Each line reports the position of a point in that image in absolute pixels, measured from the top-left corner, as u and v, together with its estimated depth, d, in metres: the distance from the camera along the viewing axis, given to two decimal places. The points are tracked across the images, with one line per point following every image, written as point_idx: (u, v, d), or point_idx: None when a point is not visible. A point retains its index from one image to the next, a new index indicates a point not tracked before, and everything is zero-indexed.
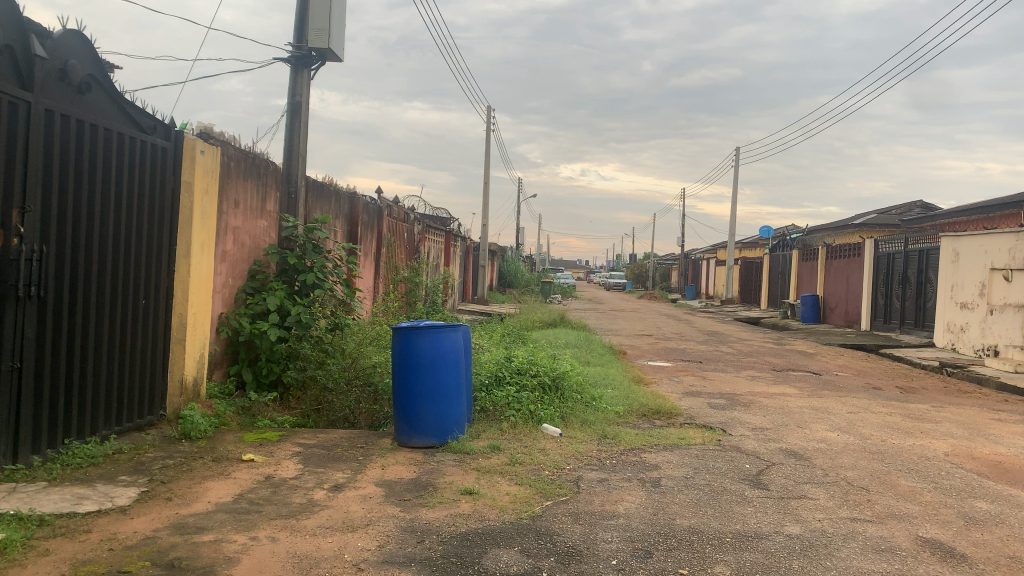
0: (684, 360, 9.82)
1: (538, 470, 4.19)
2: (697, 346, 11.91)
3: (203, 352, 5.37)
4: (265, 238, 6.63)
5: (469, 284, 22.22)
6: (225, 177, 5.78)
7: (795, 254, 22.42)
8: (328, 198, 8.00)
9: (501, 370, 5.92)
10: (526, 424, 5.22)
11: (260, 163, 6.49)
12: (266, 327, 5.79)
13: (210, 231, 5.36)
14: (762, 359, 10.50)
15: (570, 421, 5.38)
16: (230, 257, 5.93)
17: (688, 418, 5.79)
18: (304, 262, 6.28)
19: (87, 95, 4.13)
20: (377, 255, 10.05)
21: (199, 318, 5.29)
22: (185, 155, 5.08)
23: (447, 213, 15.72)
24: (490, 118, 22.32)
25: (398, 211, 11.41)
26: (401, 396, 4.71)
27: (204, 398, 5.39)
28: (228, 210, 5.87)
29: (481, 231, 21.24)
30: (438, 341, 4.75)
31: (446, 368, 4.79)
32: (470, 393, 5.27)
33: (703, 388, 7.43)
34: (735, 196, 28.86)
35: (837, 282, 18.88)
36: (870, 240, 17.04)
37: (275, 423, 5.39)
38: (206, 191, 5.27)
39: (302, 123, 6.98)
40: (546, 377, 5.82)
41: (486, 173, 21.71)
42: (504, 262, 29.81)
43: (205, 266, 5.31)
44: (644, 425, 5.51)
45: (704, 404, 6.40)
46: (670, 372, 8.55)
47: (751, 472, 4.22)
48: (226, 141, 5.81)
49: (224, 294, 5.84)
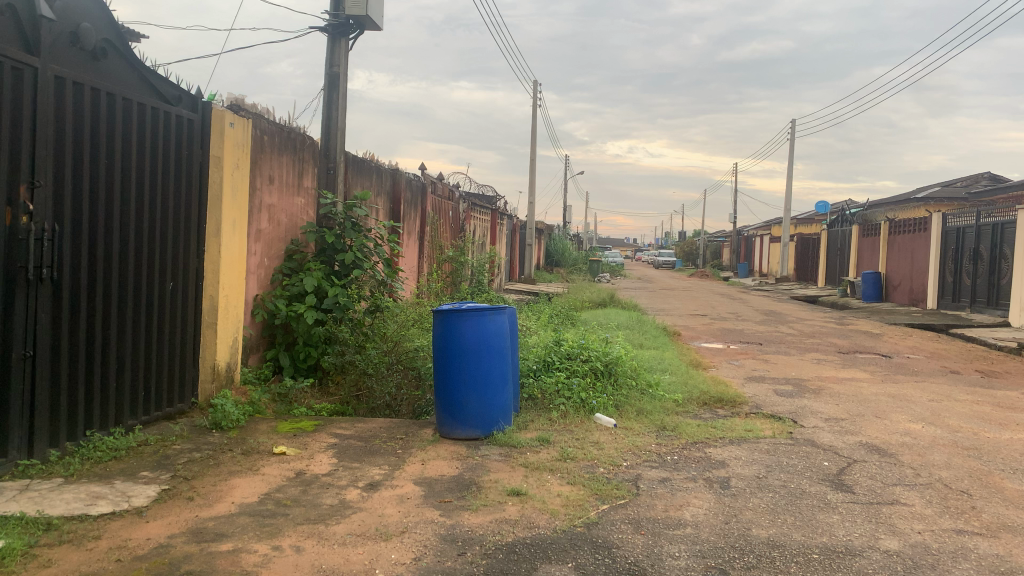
0: (743, 342, 9.32)
1: (592, 467, 3.81)
2: (755, 327, 11.35)
3: (237, 336, 5.10)
4: (303, 215, 6.33)
5: (517, 263, 21.85)
6: (258, 151, 5.47)
7: (855, 230, 21.49)
8: (369, 174, 7.68)
9: (550, 355, 5.56)
10: (577, 413, 4.85)
11: (296, 137, 6.17)
12: (303, 310, 5.49)
13: (241, 209, 5.06)
14: (826, 340, 9.91)
15: (625, 410, 4.99)
16: (265, 236, 5.64)
17: (754, 407, 5.34)
18: (343, 242, 5.95)
19: (104, 62, 3.85)
20: (420, 234, 9.73)
21: (232, 301, 5.01)
22: (214, 127, 4.78)
23: (492, 191, 15.33)
24: (535, 92, 21.78)
25: (442, 188, 11.07)
26: (443, 383, 4.39)
27: (238, 385, 5.13)
28: (262, 186, 5.57)
29: (527, 208, 20.80)
30: (484, 324, 4.39)
31: (491, 354, 4.42)
32: (518, 381, 4.91)
33: (767, 372, 6.94)
34: (790, 171, 27.87)
35: (900, 258, 17.99)
36: (937, 214, 16.14)
37: (312, 412, 5.10)
38: (236, 167, 4.96)
39: (339, 95, 6.65)
40: (599, 362, 5.42)
41: (532, 149, 21.22)
42: (552, 241, 29.35)
43: (237, 246, 5.03)
44: (707, 415, 5.08)
45: (770, 391, 5.93)
46: (730, 355, 8.06)
47: (832, 471, 3.77)
48: (259, 113, 5.50)
49: (259, 275, 5.55)
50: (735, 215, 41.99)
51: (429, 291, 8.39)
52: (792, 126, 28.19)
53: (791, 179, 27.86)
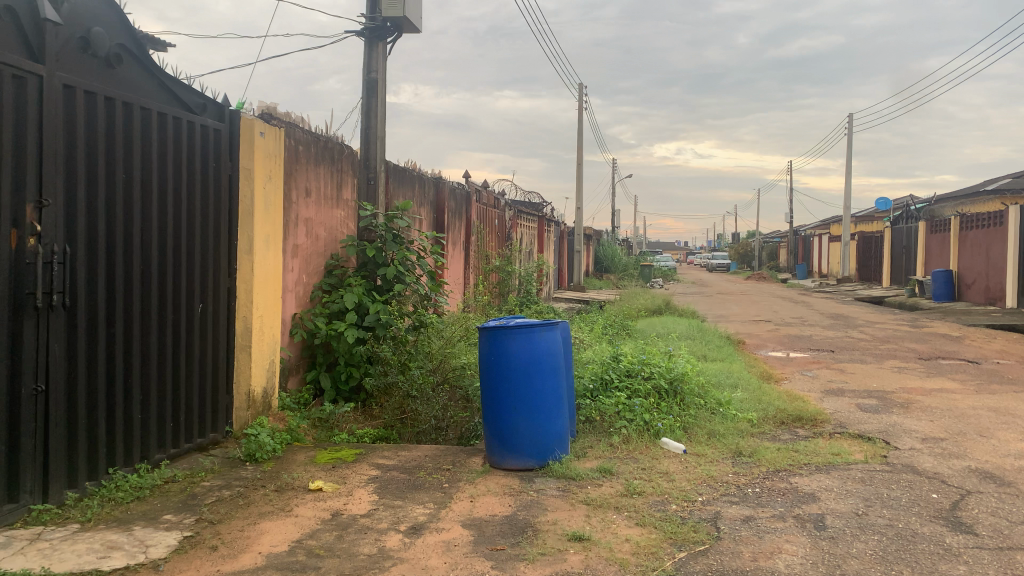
0: (812, 350, 8.72)
1: (663, 504, 3.38)
2: (823, 332, 10.70)
3: (273, 358, 4.79)
4: (343, 229, 6.01)
5: (566, 271, 21.37)
6: (292, 162, 5.17)
7: (922, 226, 20.49)
8: (412, 184, 7.35)
9: (608, 373, 5.11)
10: (641, 437, 4.43)
11: (334, 146, 5.87)
12: (343, 329, 5.15)
13: (275, 223, 4.76)
14: (903, 346, 9.24)
15: (694, 433, 4.56)
16: (303, 251, 5.34)
17: (837, 426, 4.82)
18: (384, 255, 5.61)
19: (119, 69, 3.57)
20: (466, 245, 9.39)
21: (267, 321, 4.71)
22: (243, 137, 4.48)
23: (539, 198, 14.92)
24: (580, 95, 21.30)
25: (487, 196, 10.71)
26: (492, 408, 4.02)
27: (276, 411, 4.81)
28: (298, 199, 5.26)
29: (576, 214, 20.34)
30: (534, 342, 3.99)
31: (545, 375, 4.01)
32: (574, 402, 4.49)
33: (845, 384, 6.38)
34: (849, 167, 26.87)
35: (973, 255, 17.02)
36: (1013, 206, 15.19)
37: (354, 438, 4.74)
38: (268, 178, 4.66)
39: (378, 101, 6.36)
40: (663, 381, 4.96)
41: (579, 154, 20.74)
42: (601, 248, 28.80)
43: (271, 262, 4.72)
44: (786, 437, 4.59)
45: (852, 406, 5.39)
46: (801, 365, 7.50)
47: (944, 507, 3.26)
48: (293, 121, 5.21)
49: (297, 292, 5.25)
50: (790, 215, 40.87)
51: (477, 303, 8.02)
52: (849, 119, 27.15)
53: (850, 175, 26.82)
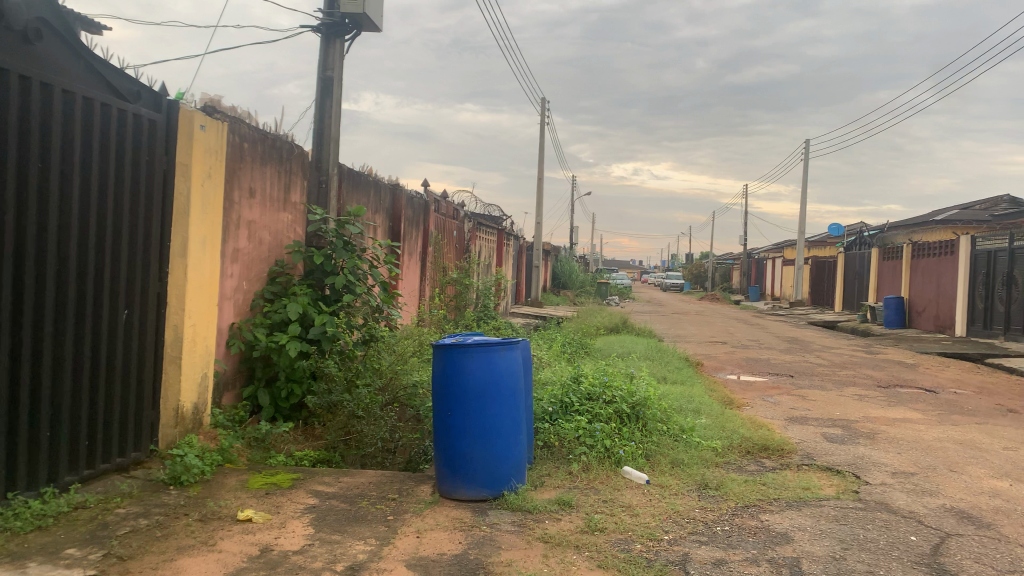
0: (772, 374, 8.58)
1: (627, 544, 3.10)
2: (780, 356, 10.61)
3: (207, 370, 4.42)
4: (290, 234, 5.66)
5: (523, 286, 21.14)
6: (236, 160, 4.82)
7: (874, 253, 20.77)
8: (366, 189, 7.03)
9: (568, 395, 4.84)
10: (602, 465, 4.16)
11: (284, 145, 5.53)
12: (285, 341, 4.79)
13: (213, 225, 4.41)
14: (861, 372, 9.17)
15: (657, 461, 4.31)
16: (244, 256, 4.98)
17: (805, 457, 4.61)
18: (333, 263, 5.27)
19: (37, 47, 3.21)
20: (422, 256, 9.08)
21: (200, 331, 4.34)
22: (181, 130, 4.13)
23: (499, 211, 14.66)
24: (543, 109, 21.15)
25: (446, 207, 10.41)
26: (444, 432, 3.73)
27: (207, 429, 4.43)
28: (241, 200, 4.91)
29: (535, 229, 20.14)
30: (492, 363, 3.71)
31: (501, 398, 3.73)
32: (531, 427, 4.21)
33: (808, 412, 6.20)
34: (804, 193, 27.24)
35: (924, 282, 17.25)
36: (964, 237, 15.42)
37: (291, 460, 4.39)
38: (207, 176, 4.31)
39: (333, 101, 6.07)
40: (625, 405, 4.71)
41: (540, 168, 20.56)
42: (559, 264, 28.66)
43: (207, 267, 4.36)
44: (752, 468, 4.36)
45: (818, 436, 5.20)
46: (762, 391, 7.32)
47: (925, 551, 3.04)
48: (240, 117, 4.86)
49: (236, 300, 4.88)
50: (745, 238, 41.38)
51: (431, 317, 7.70)
52: (806, 145, 27.55)
53: (805, 199, 27.16)
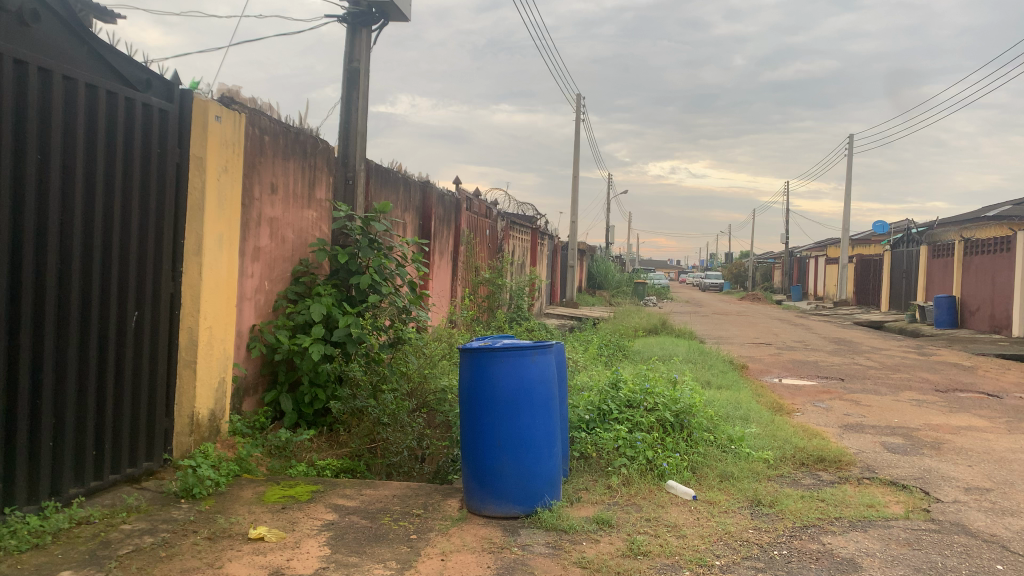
0: (821, 378, 8.15)
1: (674, 570, 2.79)
2: (828, 358, 10.14)
3: (224, 375, 4.20)
4: (315, 232, 5.42)
5: (559, 287, 20.82)
6: (257, 154, 4.60)
7: (923, 250, 20.02)
8: (395, 186, 6.78)
9: (607, 402, 4.54)
10: (643, 479, 3.86)
11: (308, 139, 5.30)
12: (308, 343, 4.55)
13: (230, 222, 4.19)
14: (916, 375, 8.68)
15: (704, 475, 3.99)
16: (265, 255, 4.76)
17: (866, 470, 4.24)
18: (358, 262, 5.03)
19: (36, 30, 3.01)
20: (454, 255, 8.83)
21: (217, 333, 4.12)
22: (194, 121, 3.92)
23: (534, 210, 14.36)
24: (578, 107, 20.78)
25: (479, 205, 10.16)
26: (472, 443, 3.46)
27: (225, 437, 4.21)
28: (262, 196, 4.69)
29: (571, 229, 19.80)
30: (524, 368, 3.43)
31: (534, 406, 3.44)
32: (567, 437, 3.91)
33: (864, 419, 5.80)
34: (848, 189, 26.46)
35: (978, 281, 16.53)
36: (1021, 232, 14.72)
37: (313, 470, 4.14)
38: (223, 170, 4.09)
39: (360, 94, 5.84)
40: (668, 413, 4.39)
41: (576, 167, 20.21)
42: (595, 263, 28.25)
43: (224, 266, 4.14)
44: (808, 482, 4.01)
45: (878, 446, 4.81)
46: (812, 395, 6.91)
47: None
48: (260, 109, 4.64)
49: (257, 301, 4.66)
50: (786, 236, 40.51)
51: (463, 318, 7.43)
52: (849, 140, 26.77)
53: (849, 196, 26.39)
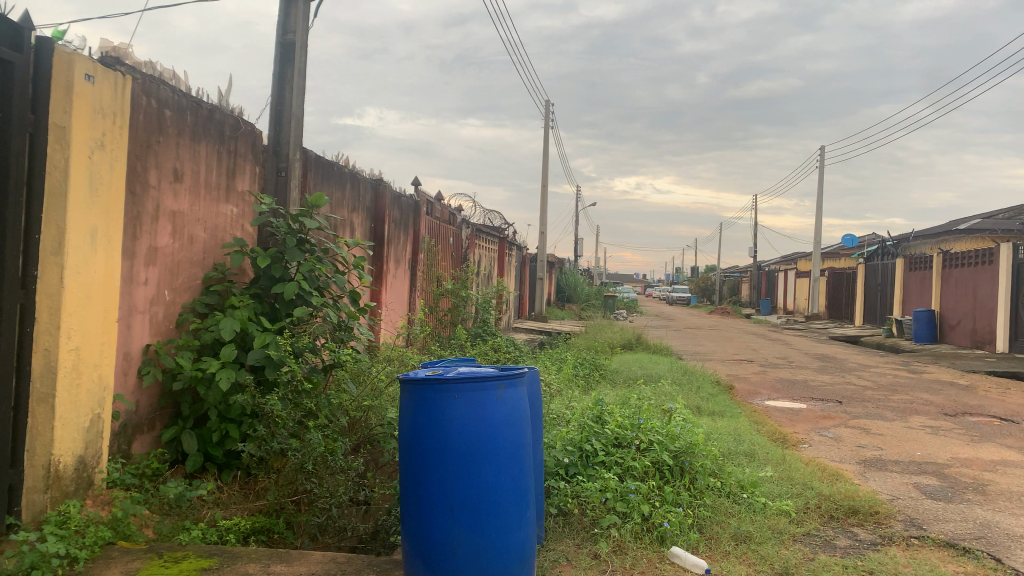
0: (816, 400, 7.38)
1: None
2: (818, 377, 9.39)
3: (98, 410, 3.24)
4: (235, 231, 4.49)
5: (527, 300, 20.01)
6: (154, 131, 3.67)
7: (899, 264, 19.54)
8: (340, 182, 5.87)
9: (590, 440, 3.68)
10: (639, 545, 3.02)
11: (227, 120, 4.38)
12: (215, 369, 3.60)
13: (109, 213, 3.24)
14: (917, 396, 7.94)
15: (714, 536, 3.16)
16: (165, 259, 3.82)
17: (910, 525, 3.42)
18: (284, 267, 4.06)
19: None
20: (412, 263, 7.95)
21: (89, 357, 3.16)
22: (54, 80, 2.98)
23: (501, 219, 13.52)
24: (547, 115, 19.97)
25: (440, 210, 9.27)
26: (414, 506, 2.59)
27: (99, 490, 3.25)
28: (161, 183, 3.76)
29: (539, 239, 18.96)
30: (485, 408, 2.57)
31: (498, 457, 2.57)
32: (541, 493, 3.03)
33: (882, 452, 5.00)
34: (820, 202, 26.04)
35: (958, 295, 16.00)
36: (1004, 245, 14.20)
37: (212, 535, 3.20)
38: (97, 145, 3.15)
39: (296, 71, 4.94)
40: (665, 455, 3.56)
41: (544, 176, 19.42)
42: (563, 277, 27.48)
43: (99, 270, 3.20)
44: (845, 544, 3.17)
45: (914, 490, 4.00)
46: (813, 422, 6.12)
47: None
48: (159, 77, 3.71)
49: (154, 315, 3.73)
50: (756, 250, 40.20)
51: (420, 333, 6.52)
52: (820, 153, 26.40)
53: (820, 208, 25.96)
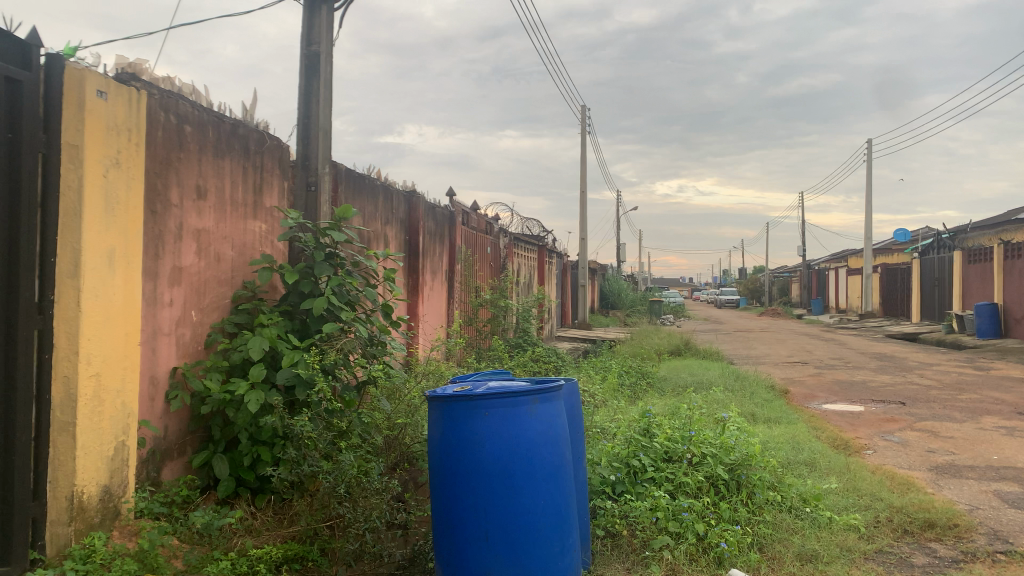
0: (878, 402, 7.00)
1: None
2: (877, 377, 8.96)
3: (122, 437, 3.13)
4: (263, 248, 4.38)
5: (571, 308, 19.78)
6: (174, 148, 3.57)
7: (957, 256, 18.80)
8: (372, 195, 5.74)
9: (639, 455, 3.45)
10: (695, 568, 2.79)
11: (252, 135, 4.28)
12: (243, 390, 3.47)
13: (127, 233, 3.15)
14: (987, 395, 7.50)
15: (778, 556, 2.91)
16: (190, 278, 3.71)
17: (995, 540, 3.11)
18: (312, 283, 3.93)
19: None
20: (449, 275, 7.81)
21: (110, 383, 3.05)
22: (66, 98, 2.88)
23: (541, 227, 13.34)
24: (583, 120, 19.76)
25: (477, 220, 9.12)
26: (446, 532, 2.41)
27: (127, 521, 3.14)
28: (184, 202, 3.66)
29: (581, 246, 18.73)
30: (520, 426, 2.37)
31: (533, 479, 2.37)
32: (585, 514, 2.82)
33: (955, 457, 4.66)
34: (870, 196, 25.28)
35: (1023, 286, 15.29)
36: None
37: (242, 565, 3.05)
38: (113, 163, 3.06)
39: (321, 82, 4.82)
40: (719, 470, 3.33)
41: (583, 183, 19.19)
42: (607, 284, 27.16)
43: (118, 293, 3.09)
44: (923, 563, 2.88)
45: (995, 499, 3.67)
46: (876, 426, 5.78)
47: None
48: (178, 92, 3.61)
49: (180, 337, 3.62)
50: (804, 249, 39.30)
51: (459, 347, 6.35)
52: (867, 146, 25.66)
53: (870, 202, 25.20)
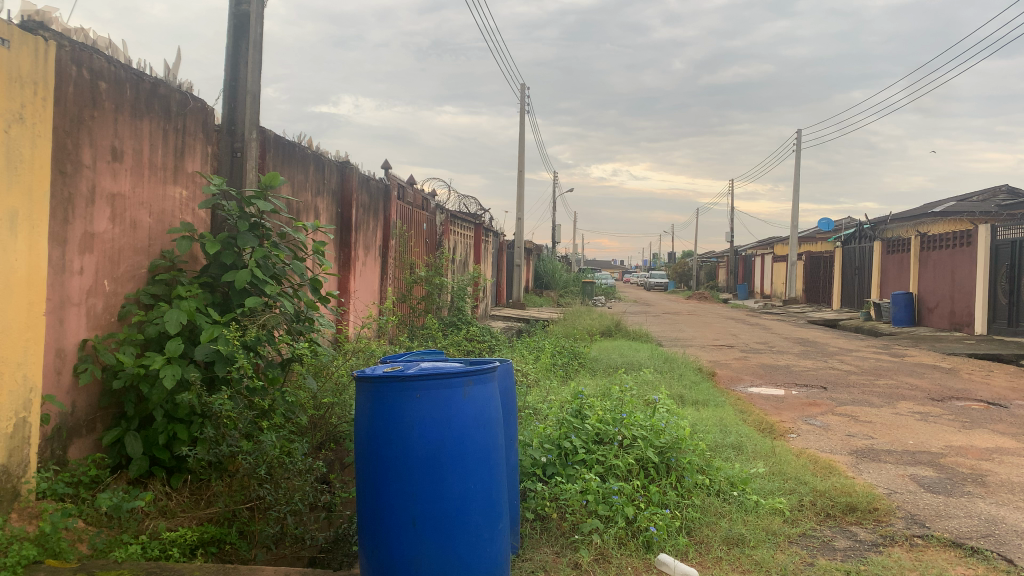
0: (801, 387, 7.18)
1: None
2: (800, 362, 9.21)
3: (22, 414, 2.92)
4: (184, 216, 4.15)
5: (505, 287, 19.72)
6: (87, 105, 3.33)
7: (877, 247, 19.46)
8: (302, 164, 5.52)
9: (570, 437, 3.42)
10: (626, 552, 2.77)
11: (173, 96, 4.02)
12: (159, 365, 3.27)
13: (32, 195, 2.92)
14: (902, 381, 7.78)
15: (705, 540, 2.92)
16: (104, 246, 3.48)
17: (912, 524, 3.19)
18: (235, 254, 3.73)
19: None
20: (383, 250, 7.64)
21: (9, 356, 2.84)
22: None
23: (477, 205, 13.20)
24: (522, 99, 19.62)
25: (412, 195, 8.94)
26: (371, 515, 2.31)
27: (28, 503, 2.94)
28: (97, 163, 3.41)
29: (516, 226, 18.66)
30: (451, 408, 2.29)
31: (463, 463, 2.29)
32: (517, 499, 2.75)
33: (874, 441, 4.79)
34: (797, 186, 25.94)
35: (937, 277, 15.93)
36: (983, 226, 14.09)
37: (154, 551, 2.89)
38: (15, 119, 2.82)
39: (249, 43, 4.56)
40: (650, 452, 3.32)
41: (520, 163, 19.09)
42: (541, 264, 27.22)
43: (20, 259, 2.87)
44: (844, 546, 2.94)
45: (913, 484, 3.78)
46: (799, 410, 5.91)
47: None
48: (92, 45, 3.36)
49: (91, 308, 3.40)
50: (733, 236, 40.22)
51: (390, 324, 6.21)
52: (796, 137, 26.30)
53: (797, 191, 25.87)
